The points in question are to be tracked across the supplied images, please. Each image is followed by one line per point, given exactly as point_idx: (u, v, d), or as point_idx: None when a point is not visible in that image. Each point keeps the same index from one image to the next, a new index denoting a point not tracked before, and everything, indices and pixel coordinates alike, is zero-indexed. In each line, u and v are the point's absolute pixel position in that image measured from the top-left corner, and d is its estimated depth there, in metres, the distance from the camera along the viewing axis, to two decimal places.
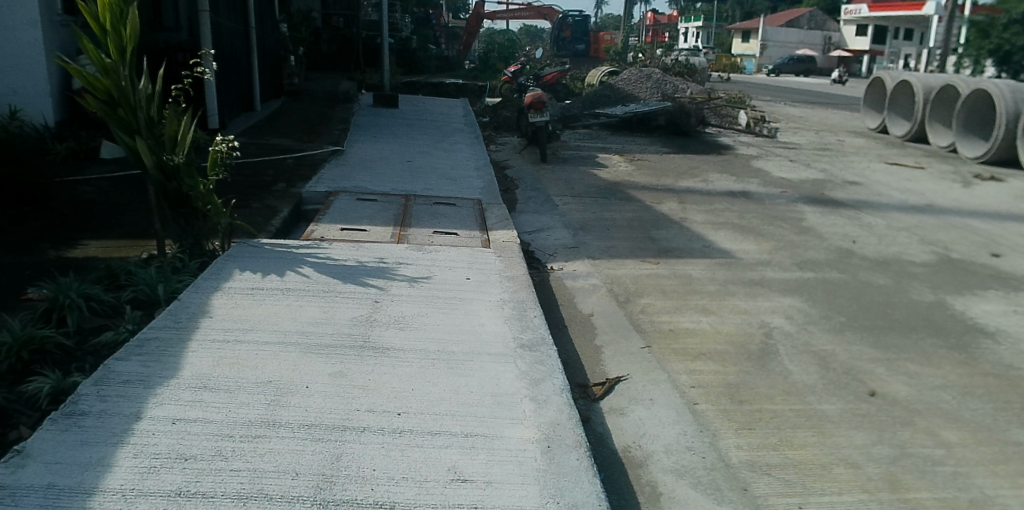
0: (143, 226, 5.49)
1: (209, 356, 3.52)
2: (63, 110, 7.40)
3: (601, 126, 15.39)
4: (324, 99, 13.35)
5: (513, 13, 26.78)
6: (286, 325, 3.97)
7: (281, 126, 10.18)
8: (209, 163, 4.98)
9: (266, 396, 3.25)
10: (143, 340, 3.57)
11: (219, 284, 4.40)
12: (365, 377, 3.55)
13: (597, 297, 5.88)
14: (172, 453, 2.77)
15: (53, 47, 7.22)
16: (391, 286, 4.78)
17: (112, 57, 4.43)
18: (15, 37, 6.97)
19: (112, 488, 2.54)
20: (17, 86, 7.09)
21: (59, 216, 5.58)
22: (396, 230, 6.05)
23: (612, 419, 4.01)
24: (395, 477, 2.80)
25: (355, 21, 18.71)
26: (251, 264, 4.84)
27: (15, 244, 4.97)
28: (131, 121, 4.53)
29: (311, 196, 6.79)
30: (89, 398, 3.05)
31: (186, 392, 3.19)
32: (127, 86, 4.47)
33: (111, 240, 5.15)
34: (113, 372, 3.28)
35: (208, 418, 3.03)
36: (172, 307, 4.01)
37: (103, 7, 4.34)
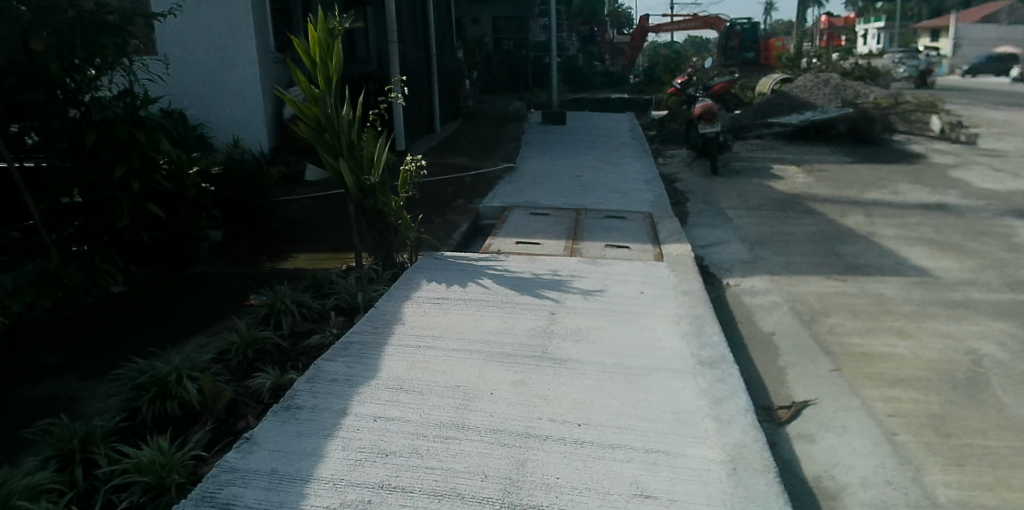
0: (342, 240, 5.99)
1: (403, 360, 3.78)
2: (276, 137, 8.29)
3: (774, 136, 14.68)
4: (495, 119, 13.87)
5: (679, 25, 26.33)
6: (471, 333, 4.16)
7: (458, 146, 10.71)
8: (400, 181, 5.35)
9: (455, 400, 3.42)
10: (346, 343, 3.90)
11: (409, 294, 4.69)
12: (546, 386, 3.63)
13: (778, 315, 5.58)
14: (374, 448, 2.99)
15: (269, 82, 8.12)
16: (567, 298, 4.86)
17: (320, 88, 4.93)
18: (239, 75, 7.91)
19: (324, 477, 2.78)
20: (239, 118, 8.02)
21: (273, 232, 6.23)
22: (568, 243, 6.15)
23: (799, 446, 3.78)
24: (577, 487, 2.83)
25: (524, 43, 19.39)
26: (436, 275, 5.13)
27: (239, 258, 5.61)
28: (335, 144, 4.99)
29: (488, 211, 7.06)
30: (303, 394, 3.37)
31: (384, 393, 3.44)
32: (332, 113, 4.95)
33: (315, 253, 5.68)
34: (323, 371, 3.60)
35: (404, 417, 3.24)
36: (369, 314, 4.34)
37: (313, 41, 4.87)
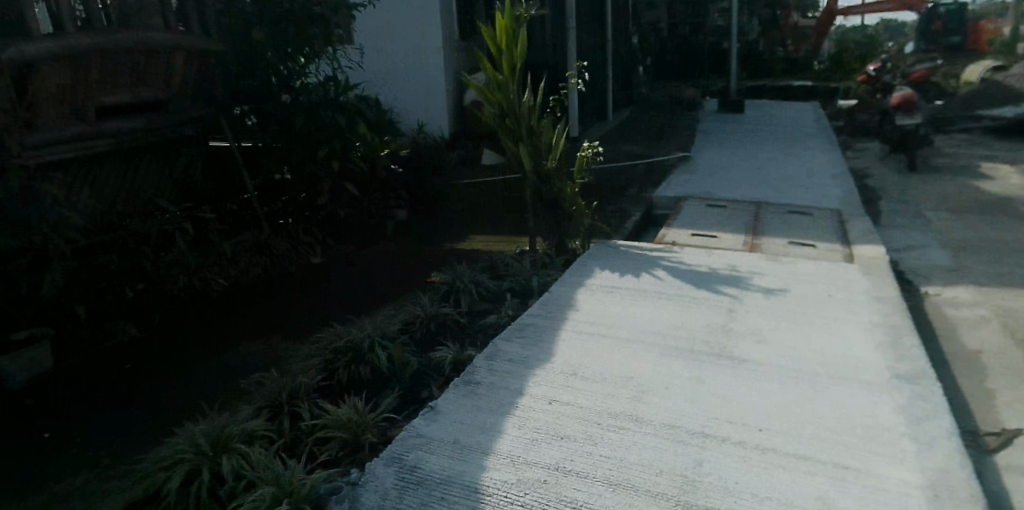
0: (516, 224, 6.11)
1: (577, 346, 3.80)
2: (456, 122, 8.62)
3: (985, 131, 13.10)
4: (668, 107, 13.50)
5: (875, 6, 24.15)
6: (645, 325, 4.09)
7: (630, 133, 10.56)
8: (577, 167, 5.35)
9: (629, 391, 3.39)
10: (522, 324, 3.99)
11: (582, 281, 4.71)
12: (723, 386, 3.50)
13: (987, 331, 4.99)
14: (550, 430, 3.03)
15: (453, 69, 8.45)
16: (746, 296, 4.64)
17: (504, 74, 5.06)
18: (425, 62, 8.29)
19: (502, 452, 2.86)
20: (424, 104, 8.43)
21: (452, 213, 6.49)
22: (747, 238, 5.87)
23: (1010, 479, 3.36)
24: (757, 495, 2.69)
25: (703, 28, 18.73)
26: (609, 263, 5.10)
27: (421, 237, 5.91)
28: (515, 129, 5.10)
29: (662, 201, 6.91)
30: (481, 370, 3.49)
31: (559, 376, 3.48)
32: (514, 99, 5.06)
33: (491, 235, 5.86)
34: (500, 350, 3.71)
35: (579, 403, 3.26)
36: (544, 297, 4.41)
37: (500, 28, 5.00)
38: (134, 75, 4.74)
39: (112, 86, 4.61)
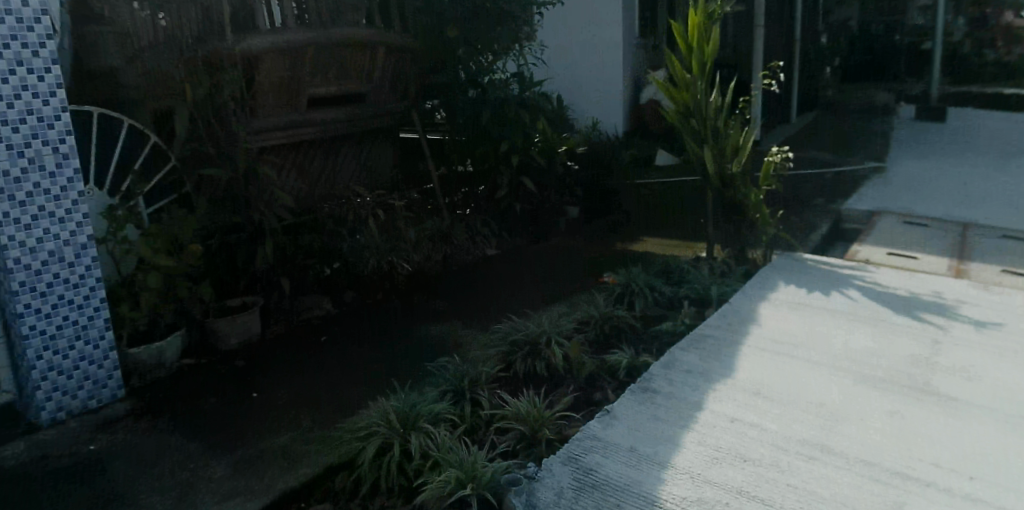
0: (692, 229, 5.91)
1: (761, 364, 3.60)
2: (631, 121, 8.49)
3: None
4: (857, 113, 12.49)
5: None
6: (836, 350, 3.79)
7: (815, 139, 9.90)
8: (764, 173, 5.05)
9: (819, 419, 3.14)
10: (701, 335, 3.85)
11: (765, 295, 4.47)
12: (929, 425, 3.13)
13: None
14: (732, 451, 2.88)
15: (630, 67, 8.32)
16: (954, 327, 4.16)
17: (693, 73, 4.92)
18: (603, 60, 8.24)
19: (682, 468, 2.76)
20: (600, 102, 8.37)
21: (625, 213, 6.41)
22: (953, 262, 5.29)
23: None
24: None
25: None
26: (794, 278, 4.79)
27: (594, 235, 5.88)
28: (701, 130, 4.92)
29: (851, 214, 6.41)
30: (659, 378, 3.41)
31: (742, 395, 3.31)
32: (702, 98, 4.89)
33: (665, 239, 5.71)
34: (679, 360, 3.60)
35: (764, 425, 3.07)
36: (724, 308, 4.23)
37: (693, 26, 4.84)
38: (337, 70, 5.05)
39: (319, 79, 4.92)
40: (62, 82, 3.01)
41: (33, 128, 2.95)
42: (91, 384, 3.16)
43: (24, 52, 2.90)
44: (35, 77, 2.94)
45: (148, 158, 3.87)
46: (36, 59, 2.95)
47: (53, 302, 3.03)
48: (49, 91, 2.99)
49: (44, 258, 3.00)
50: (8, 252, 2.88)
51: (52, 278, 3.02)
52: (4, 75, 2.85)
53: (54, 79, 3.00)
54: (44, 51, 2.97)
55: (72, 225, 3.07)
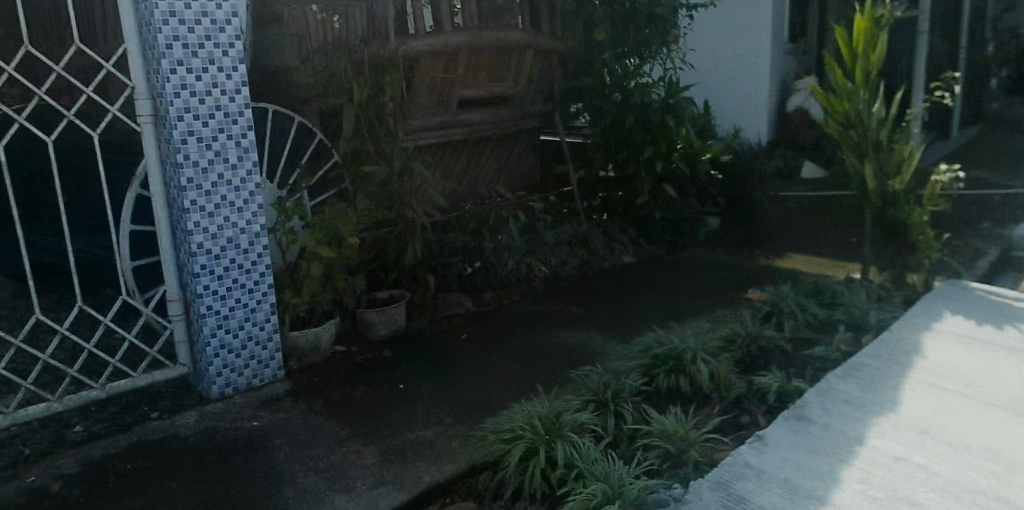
0: (843, 247, 5.56)
1: (928, 401, 3.30)
2: (775, 130, 8.11)
3: None
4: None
5: None
6: (1017, 390, 3.39)
7: (982, 157, 9.05)
8: (930, 191, 4.59)
9: (999, 465, 2.79)
10: (859, 365, 3.60)
11: (930, 325, 4.11)
12: None
13: None
14: (896, 492, 2.62)
15: (777, 74, 7.97)
16: None
17: (855, 82, 4.59)
18: (748, 64, 7.90)
19: (840, 505, 2.53)
20: (743, 108, 8.01)
21: (769, 228, 6.13)
22: None
23: None
24: None
25: None
26: (963, 309, 4.38)
27: (735, 248, 5.66)
28: (861, 145, 4.61)
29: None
30: (814, 407, 3.22)
31: (907, 433, 3.04)
32: (864, 109, 4.55)
33: (813, 256, 5.40)
34: (835, 389, 3.38)
35: (933, 468, 2.78)
36: (883, 337, 3.93)
37: (859, 32, 4.52)
38: (490, 71, 5.31)
39: (473, 80, 5.19)
40: (247, 80, 3.23)
41: (221, 123, 3.18)
42: (256, 364, 3.37)
43: (216, 52, 3.13)
44: (224, 75, 3.17)
45: (313, 154, 4.11)
46: (226, 58, 3.17)
47: (228, 285, 3.24)
48: (235, 89, 3.20)
49: (223, 244, 3.22)
50: (193, 236, 3.12)
51: (228, 263, 3.24)
52: (198, 73, 3.09)
53: (240, 77, 3.22)
54: (233, 51, 3.19)
55: (249, 214, 3.29)
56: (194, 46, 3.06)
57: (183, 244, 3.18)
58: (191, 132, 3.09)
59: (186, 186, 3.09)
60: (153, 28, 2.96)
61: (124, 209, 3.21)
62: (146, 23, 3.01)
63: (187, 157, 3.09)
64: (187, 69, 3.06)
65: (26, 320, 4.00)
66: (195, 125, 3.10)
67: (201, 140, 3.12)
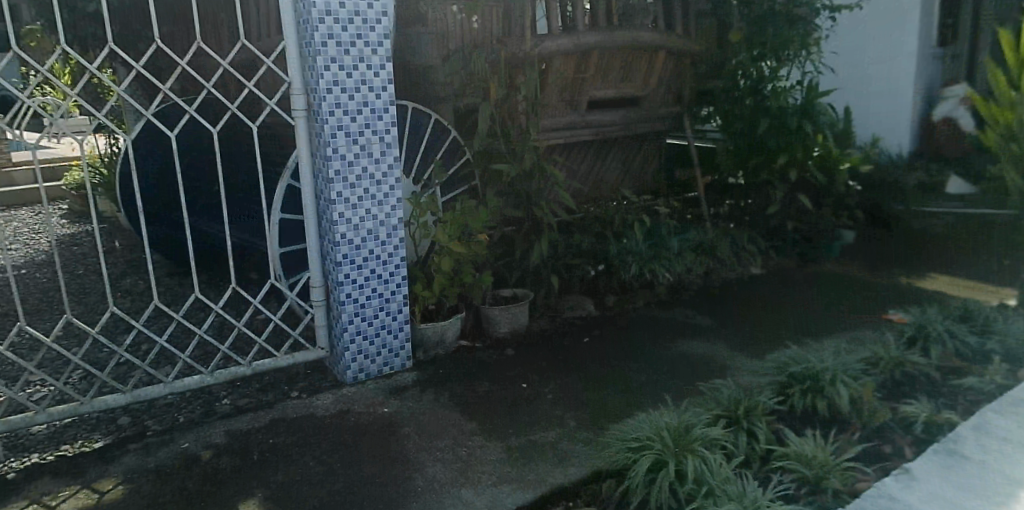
0: (996, 270, 5.10)
1: None
2: (919, 141, 7.57)
3: None
4: None
5: None
6: None
7: None
8: None
9: None
10: (1019, 400, 3.29)
11: None
12: None
13: None
14: None
15: (923, 81, 7.45)
16: None
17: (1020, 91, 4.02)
18: (890, 69, 7.42)
19: None
20: (884, 116, 7.54)
21: (910, 244, 5.73)
22: None
23: None
24: None
25: None
26: None
27: (872, 265, 5.33)
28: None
29: None
30: (968, 443, 2.97)
31: None
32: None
33: (961, 278, 4.99)
34: (992, 424, 3.10)
35: None
36: None
37: None
38: (620, 72, 5.28)
39: (603, 80, 5.19)
40: (392, 78, 3.33)
41: (367, 119, 3.30)
42: (387, 352, 3.50)
43: (366, 50, 3.25)
44: (373, 73, 3.29)
45: (448, 152, 4.22)
46: (374, 57, 3.28)
47: (366, 275, 3.37)
48: (382, 86, 3.32)
49: (364, 235, 3.35)
50: (337, 226, 3.26)
51: (367, 253, 3.37)
52: (349, 70, 3.22)
53: (386, 75, 3.33)
54: (382, 49, 3.30)
55: (388, 207, 3.41)
56: (347, 44, 3.19)
57: (327, 234, 3.33)
58: (340, 127, 3.22)
59: (334, 178, 3.23)
60: (311, 27, 3.10)
61: (276, 198, 3.39)
62: (304, 21, 3.15)
63: (336, 150, 3.22)
64: (339, 66, 3.19)
65: (185, 297, 4.34)
66: (344, 120, 3.23)
67: (349, 134, 3.25)
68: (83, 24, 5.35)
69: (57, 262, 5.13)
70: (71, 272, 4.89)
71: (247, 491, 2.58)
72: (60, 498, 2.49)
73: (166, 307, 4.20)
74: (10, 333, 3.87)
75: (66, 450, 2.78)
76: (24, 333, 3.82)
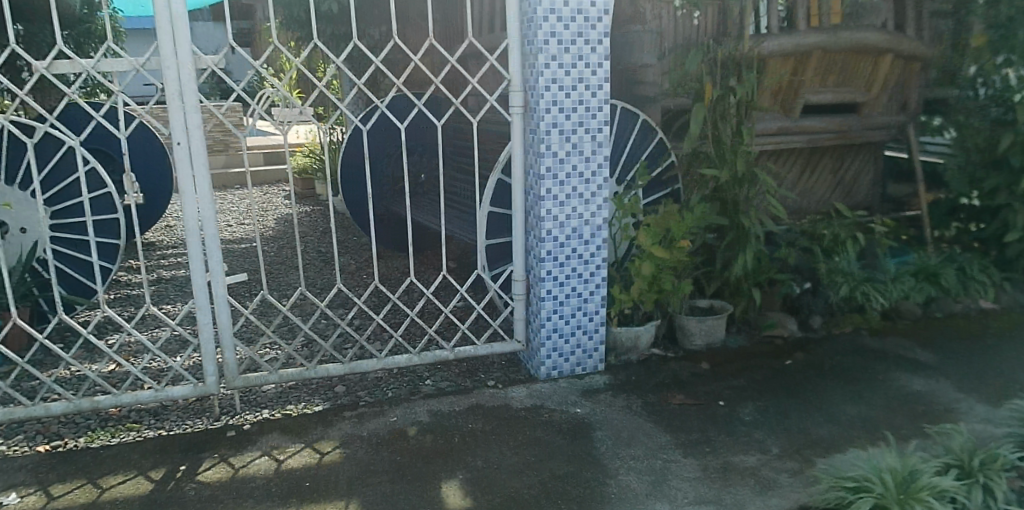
0: None
1: None
2: None
3: None
4: None
5: None
6: None
7: None
8: None
9: None
10: None
11: None
12: None
13: None
14: None
15: None
16: None
17: None
18: None
19: None
20: None
21: None
22: None
23: None
24: None
25: None
26: None
27: None
28: None
29: None
30: None
31: None
32: None
33: None
34: None
35: None
36: None
37: None
38: (841, 76, 4.91)
39: (820, 84, 4.87)
40: (609, 77, 3.27)
41: (581, 117, 3.27)
42: (581, 352, 3.49)
43: (585, 48, 3.21)
44: (591, 70, 3.25)
45: (654, 153, 4.15)
46: (593, 55, 3.24)
47: (567, 273, 3.38)
48: (598, 84, 3.27)
49: (569, 233, 3.35)
50: (543, 223, 3.28)
51: (570, 251, 3.37)
52: (567, 68, 3.21)
53: (604, 73, 3.27)
54: (601, 47, 3.24)
55: (594, 206, 3.37)
56: (567, 42, 3.18)
57: (533, 230, 3.37)
58: (555, 124, 3.23)
59: (545, 175, 3.25)
60: (534, 25, 3.12)
61: (487, 191, 3.49)
62: (528, 19, 3.18)
63: (549, 147, 3.24)
64: (558, 64, 3.19)
65: (398, 281, 4.62)
66: (559, 118, 3.23)
67: (563, 132, 3.25)
68: (328, 22, 5.88)
69: (289, 238, 5.69)
70: (302, 247, 5.41)
71: (448, 472, 2.66)
72: (288, 453, 2.71)
73: (382, 287, 4.51)
74: (255, 298, 4.35)
75: (291, 410, 3.03)
76: (265, 299, 4.27)
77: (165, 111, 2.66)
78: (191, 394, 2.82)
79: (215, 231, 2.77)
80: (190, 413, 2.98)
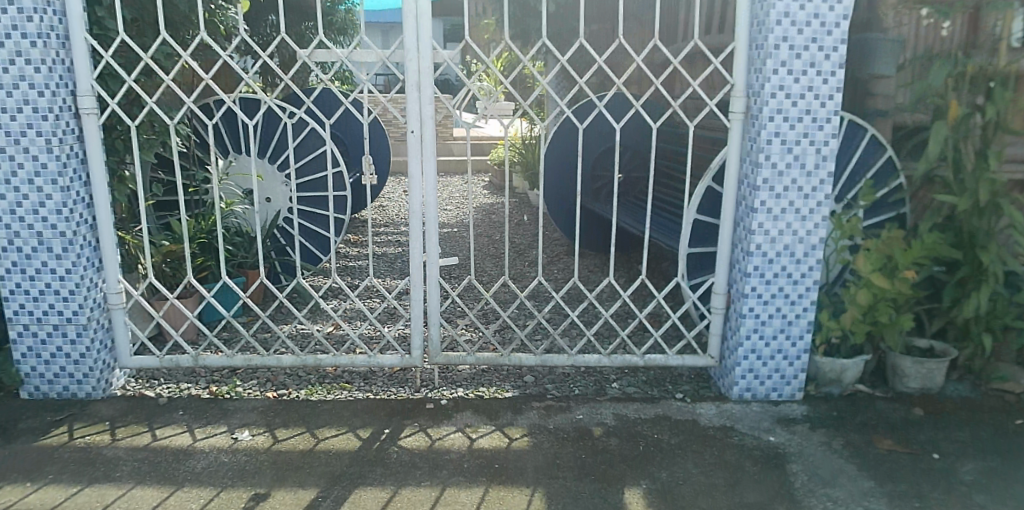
0: None
1: None
2: None
3: None
4: None
5: None
6: None
7: None
8: None
9: None
10: None
11: None
12: None
13: None
14: None
15: None
16: None
17: None
18: None
19: None
20: None
21: None
22: None
23: None
24: None
25: None
26: None
27: None
28: None
29: None
30: None
31: None
32: None
33: None
34: None
35: None
36: None
37: None
38: None
39: None
40: (843, 87, 3.02)
41: (807, 128, 3.06)
42: (779, 377, 3.30)
43: (819, 54, 2.99)
44: (822, 79, 3.02)
45: (881, 172, 3.82)
46: (827, 62, 3.01)
47: (774, 291, 3.20)
48: (830, 94, 3.03)
49: (780, 250, 3.17)
50: (753, 236, 3.14)
51: (779, 269, 3.19)
52: (797, 75, 3.01)
53: (837, 82, 3.03)
54: (837, 54, 3.01)
55: (811, 224, 3.15)
56: (800, 48, 2.98)
57: (741, 243, 3.24)
58: (777, 133, 3.05)
59: (760, 187, 3.09)
60: (765, 29, 2.97)
61: (694, 199, 3.40)
62: (759, 22, 3.02)
63: (768, 158, 3.08)
64: (788, 70, 3.00)
65: (593, 281, 4.67)
66: (782, 127, 3.05)
67: (785, 143, 3.06)
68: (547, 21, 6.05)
69: (490, 228, 5.96)
70: (503, 237, 5.63)
71: (633, 479, 2.62)
72: (480, 433, 2.81)
73: (579, 285, 4.58)
74: (461, 281, 4.60)
75: (483, 392, 3.15)
76: (470, 282, 4.50)
77: (403, 100, 2.84)
78: (398, 364, 3.01)
79: (436, 215, 2.92)
80: (394, 381, 3.20)
